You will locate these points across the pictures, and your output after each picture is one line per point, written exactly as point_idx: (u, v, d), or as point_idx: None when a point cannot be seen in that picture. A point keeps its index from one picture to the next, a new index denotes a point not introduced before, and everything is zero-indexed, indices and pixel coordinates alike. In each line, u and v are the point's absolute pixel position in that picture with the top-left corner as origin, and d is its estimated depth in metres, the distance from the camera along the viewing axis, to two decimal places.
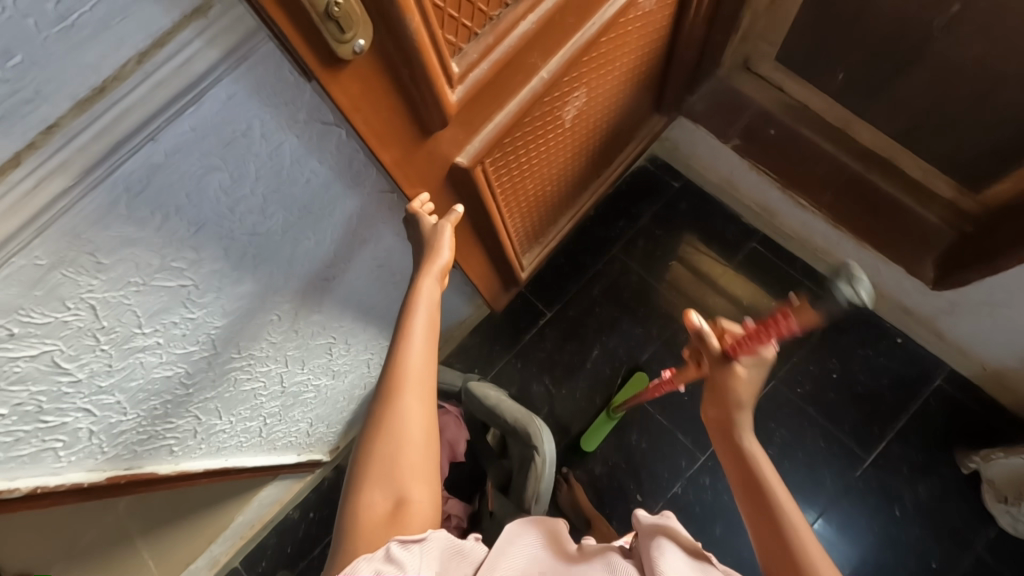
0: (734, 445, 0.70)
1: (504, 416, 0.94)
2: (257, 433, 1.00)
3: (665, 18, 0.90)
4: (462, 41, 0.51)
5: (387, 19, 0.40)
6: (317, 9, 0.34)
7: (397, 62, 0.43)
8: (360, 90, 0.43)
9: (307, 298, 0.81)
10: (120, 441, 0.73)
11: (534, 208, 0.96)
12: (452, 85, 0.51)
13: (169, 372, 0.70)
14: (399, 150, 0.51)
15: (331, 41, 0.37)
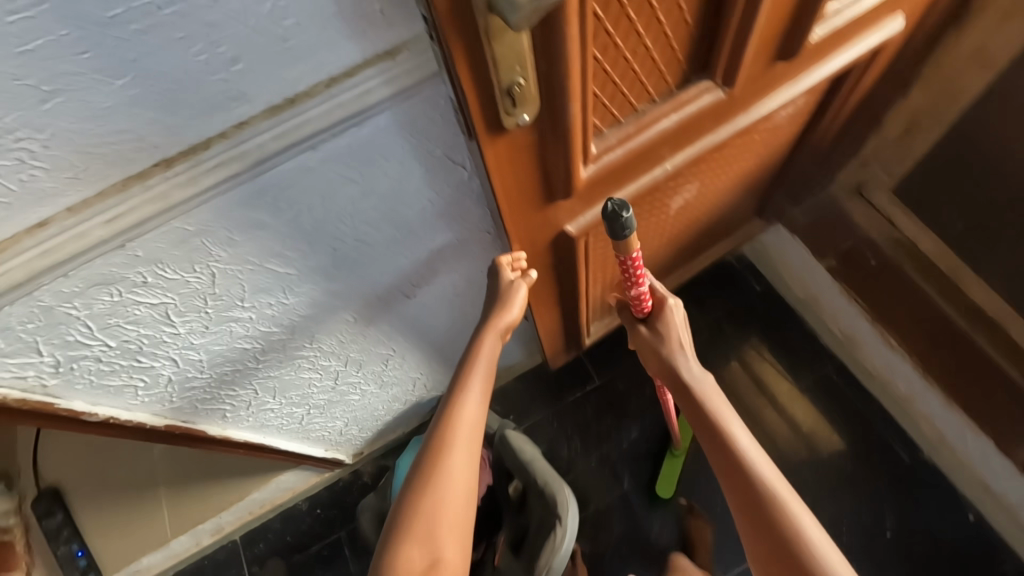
0: (697, 407, 0.72)
1: (535, 475, 0.92)
2: (298, 420, 1.03)
3: (791, 133, 0.91)
4: (606, 125, 0.54)
5: (552, 101, 0.44)
6: (501, 84, 0.38)
7: (547, 135, 0.47)
8: (507, 152, 0.46)
9: (384, 309, 0.84)
10: (188, 396, 0.78)
11: (616, 280, 0.97)
12: (585, 162, 0.54)
13: (249, 346, 0.75)
14: (518, 207, 0.55)
15: (502, 110, 0.41)
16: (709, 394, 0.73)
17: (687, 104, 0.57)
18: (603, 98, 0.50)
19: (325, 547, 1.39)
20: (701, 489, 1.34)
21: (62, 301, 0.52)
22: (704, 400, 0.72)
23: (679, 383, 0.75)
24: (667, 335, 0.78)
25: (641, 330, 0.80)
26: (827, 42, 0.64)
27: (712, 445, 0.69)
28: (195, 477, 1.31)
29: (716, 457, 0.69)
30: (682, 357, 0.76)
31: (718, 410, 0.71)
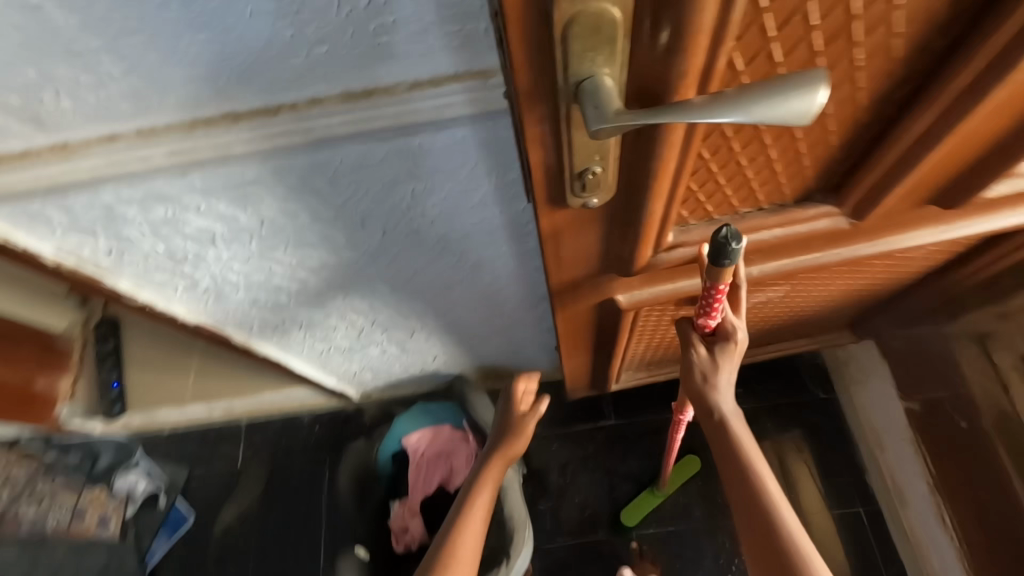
0: (722, 435, 0.60)
1: (502, 504, 0.89)
2: (318, 352, 1.07)
3: (924, 265, 0.78)
4: (693, 218, 0.48)
5: (632, 191, 0.39)
6: (572, 168, 0.34)
7: (618, 218, 0.42)
8: (570, 225, 0.42)
9: (422, 290, 0.84)
10: (221, 306, 0.82)
11: (662, 345, 0.90)
12: (656, 249, 0.48)
13: (286, 284, 0.77)
14: (570, 268, 0.51)
15: (571, 189, 0.36)
16: (736, 425, 0.60)
17: (796, 223, 0.50)
18: (697, 195, 0.44)
19: (309, 463, 1.47)
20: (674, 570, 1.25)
21: (122, 203, 0.55)
22: (732, 434, 0.59)
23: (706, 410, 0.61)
24: (723, 369, 0.59)
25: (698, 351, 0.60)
26: (1005, 199, 0.52)
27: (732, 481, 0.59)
28: (224, 368, 1.45)
29: (733, 488, 0.58)
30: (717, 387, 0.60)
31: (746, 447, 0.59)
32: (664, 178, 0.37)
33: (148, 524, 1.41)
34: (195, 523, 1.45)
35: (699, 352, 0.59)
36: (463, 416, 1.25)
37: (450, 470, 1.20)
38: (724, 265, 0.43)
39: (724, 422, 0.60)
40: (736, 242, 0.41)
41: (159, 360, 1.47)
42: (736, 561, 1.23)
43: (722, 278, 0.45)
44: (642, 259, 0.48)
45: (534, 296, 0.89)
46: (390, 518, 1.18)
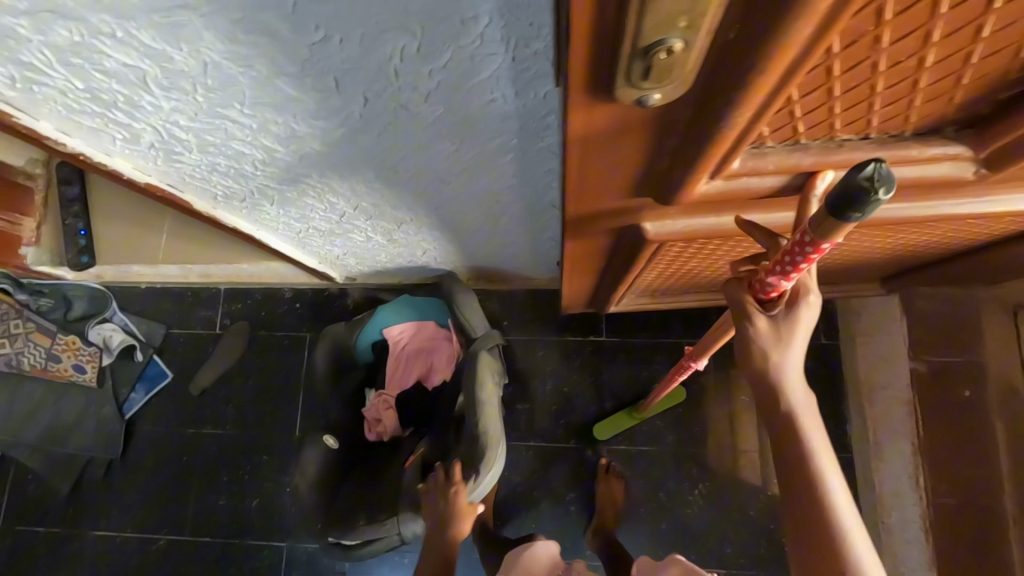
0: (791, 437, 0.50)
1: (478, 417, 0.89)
2: (295, 231, 0.97)
3: (1004, 228, 0.66)
4: (773, 139, 0.35)
5: (714, 89, 0.26)
6: (637, 42, 0.22)
7: (680, 127, 0.30)
8: (609, 130, 0.30)
9: (411, 179, 0.72)
10: (173, 168, 0.70)
11: (677, 277, 0.81)
12: (712, 177, 0.36)
13: (248, 153, 0.64)
14: (596, 185, 0.39)
15: (624, 76, 0.24)
16: (807, 420, 0.50)
17: (903, 163, 0.38)
18: (795, 108, 0.32)
19: (288, 339, 1.44)
20: (638, 486, 1.27)
21: (7, 13, 0.41)
22: (803, 434, 0.49)
23: (774, 399, 0.51)
24: (786, 342, 0.50)
25: (758, 323, 0.50)
26: None
27: (787, 490, 0.50)
28: (197, 230, 1.34)
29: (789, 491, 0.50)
30: (786, 371, 0.50)
31: (818, 455, 0.49)
32: (767, 80, 0.25)
33: (127, 374, 1.43)
34: (172, 380, 1.46)
35: (757, 322, 0.50)
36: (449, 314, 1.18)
37: (427, 368, 1.16)
38: (846, 219, 0.32)
39: (790, 416, 0.50)
40: (883, 190, 0.30)
41: (129, 214, 1.36)
42: (700, 485, 1.26)
43: (832, 235, 0.34)
44: (693, 185, 0.37)
45: (540, 200, 0.77)
46: (364, 407, 1.17)
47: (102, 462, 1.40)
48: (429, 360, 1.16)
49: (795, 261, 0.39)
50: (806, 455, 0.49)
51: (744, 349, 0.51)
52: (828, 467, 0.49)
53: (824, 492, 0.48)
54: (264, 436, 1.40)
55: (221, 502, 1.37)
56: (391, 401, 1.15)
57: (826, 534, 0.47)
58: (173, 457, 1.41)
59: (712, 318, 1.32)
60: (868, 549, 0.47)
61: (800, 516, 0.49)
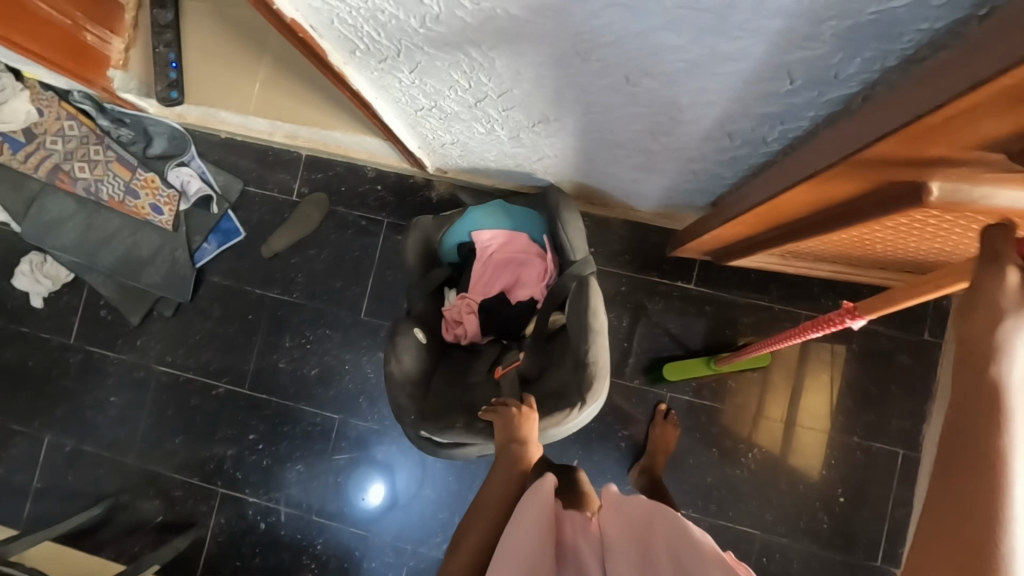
0: (988, 406, 0.41)
1: (587, 346, 0.92)
2: (418, 107, 0.88)
3: None
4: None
5: None
6: None
7: None
8: None
9: (590, 73, 0.62)
10: (330, 5, 0.61)
11: (840, 244, 0.74)
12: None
13: (428, 3, 0.55)
14: (968, 109, 0.34)
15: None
16: (1015, 399, 0.41)
17: None
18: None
19: (365, 219, 1.39)
20: (692, 436, 1.27)
21: None
22: (1003, 413, 0.40)
23: (984, 361, 0.42)
24: None
25: (1009, 277, 0.42)
26: None
27: (943, 464, 0.42)
28: (291, 81, 1.25)
29: (957, 452, 0.41)
30: (1015, 342, 0.41)
31: (1012, 432, 0.40)
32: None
33: (200, 224, 1.42)
34: (243, 239, 1.43)
35: (1007, 276, 0.42)
36: (545, 231, 1.13)
37: (516, 279, 1.13)
38: None
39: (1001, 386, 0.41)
40: None
41: (221, 51, 1.27)
42: (755, 449, 1.25)
43: None
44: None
45: (720, 128, 0.67)
46: (447, 305, 1.15)
47: (171, 303, 1.42)
48: (517, 274, 1.12)
49: None
50: (994, 436, 0.40)
51: (969, 303, 0.43)
52: (1016, 455, 0.40)
53: (1000, 479, 0.39)
54: (331, 311, 1.40)
55: (282, 364, 1.40)
56: (476, 307, 1.13)
57: (983, 502, 0.39)
58: (239, 311, 1.42)
59: (813, 288, 1.24)
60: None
61: (954, 494, 0.41)
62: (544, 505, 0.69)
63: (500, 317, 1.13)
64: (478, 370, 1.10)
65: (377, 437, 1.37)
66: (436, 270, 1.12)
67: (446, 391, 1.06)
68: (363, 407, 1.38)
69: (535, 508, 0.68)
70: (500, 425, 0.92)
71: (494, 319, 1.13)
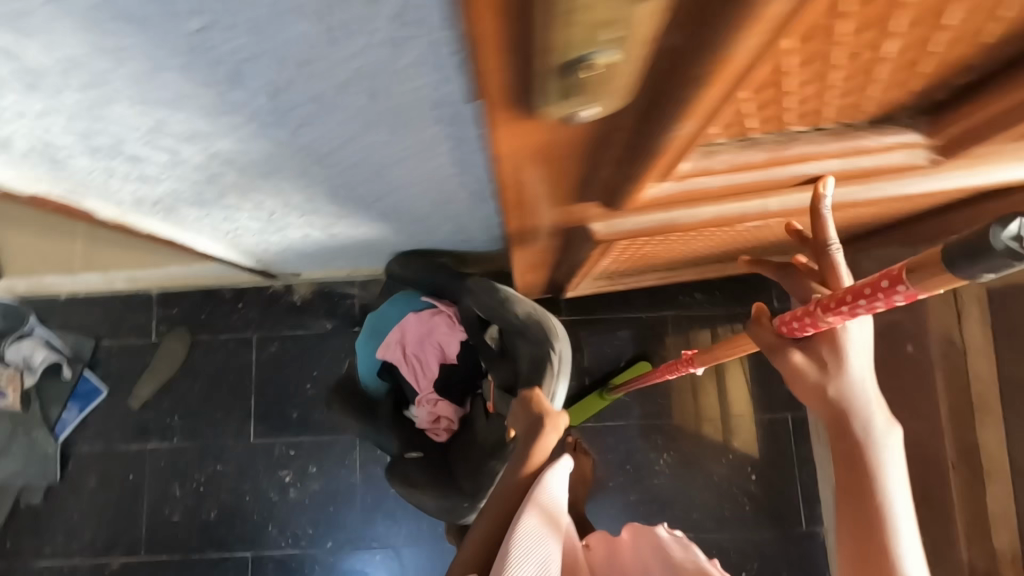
0: (855, 448, 0.51)
1: (512, 310, 0.92)
2: (224, 232, 0.89)
3: (922, 205, 0.72)
4: (723, 136, 0.33)
5: (661, 105, 0.23)
6: (554, 59, 0.17)
7: (612, 141, 0.27)
8: (538, 142, 0.26)
9: (343, 176, 0.66)
10: (66, 174, 0.62)
11: (635, 260, 0.80)
12: (662, 178, 0.33)
13: (150, 154, 0.57)
14: (532, 197, 0.37)
15: (542, 94, 0.20)
16: (876, 436, 0.51)
17: (859, 154, 0.37)
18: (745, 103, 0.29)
19: (233, 340, 1.36)
20: (606, 460, 1.28)
21: None
22: (869, 452, 0.50)
23: (844, 419, 0.51)
24: (833, 368, 0.51)
25: (795, 357, 0.53)
26: None
27: (843, 497, 0.52)
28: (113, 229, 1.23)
29: (852, 487, 0.51)
30: (853, 394, 0.51)
31: (881, 463, 0.51)
32: (713, 88, 0.21)
33: (55, 394, 1.33)
34: (108, 395, 1.35)
35: (793, 357, 0.53)
36: (422, 292, 1.13)
37: (443, 351, 1.10)
38: (973, 273, 0.34)
39: (854, 429, 0.51)
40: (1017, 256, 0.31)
41: (30, 216, 1.23)
42: (665, 455, 1.28)
43: (933, 284, 0.37)
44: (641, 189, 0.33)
45: (483, 187, 0.72)
46: (417, 419, 1.13)
47: (39, 488, 1.30)
48: (435, 342, 1.09)
49: (874, 303, 0.41)
50: (868, 472, 0.50)
51: (795, 377, 0.53)
52: (887, 475, 0.51)
53: (880, 497, 0.50)
54: (218, 443, 1.33)
55: (176, 516, 1.30)
56: (435, 393, 1.11)
57: (875, 521, 0.50)
58: (118, 474, 1.32)
59: (668, 289, 1.33)
60: (908, 536, 0.50)
61: (865, 523, 0.51)
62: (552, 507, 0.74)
63: (458, 385, 1.11)
64: (480, 427, 1.05)
65: (295, 563, 1.28)
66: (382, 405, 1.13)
67: (466, 465, 1.03)
68: (274, 536, 1.29)
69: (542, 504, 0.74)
70: (516, 413, 0.81)
71: (458, 388, 1.11)
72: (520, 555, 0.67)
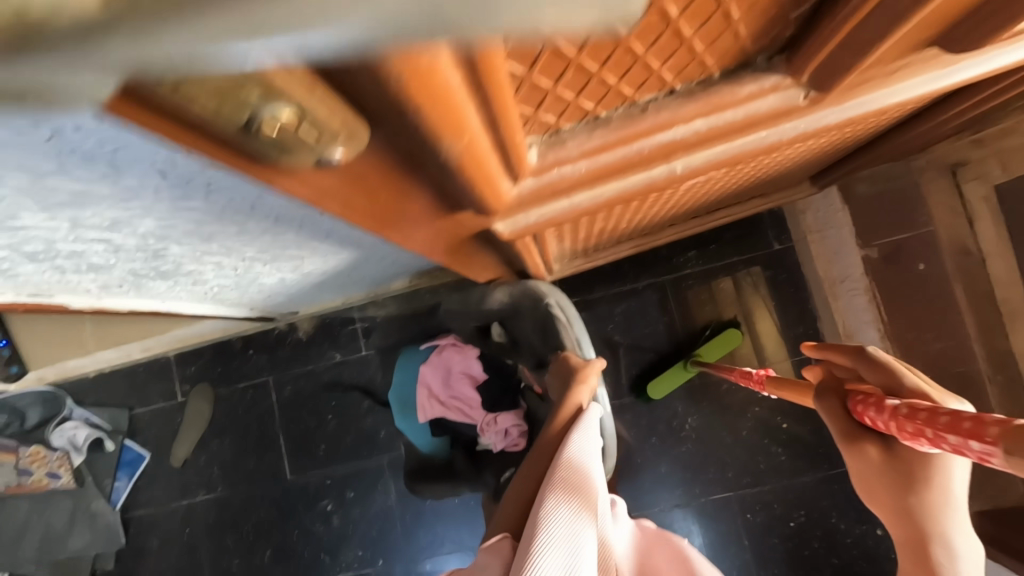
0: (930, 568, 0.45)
1: (489, 305, 0.90)
2: (202, 294, 0.91)
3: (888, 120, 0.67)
4: (567, 122, 0.32)
5: (417, 124, 0.21)
6: (223, 133, 0.17)
7: (423, 158, 0.25)
8: (339, 184, 0.25)
9: (277, 224, 0.66)
10: (21, 280, 0.64)
11: (597, 236, 0.78)
12: (514, 175, 0.32)
13: (86, 248, 0.58)
14: (405, 225, 0.36)
15: (267, 152, 0.19)
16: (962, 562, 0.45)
17: (721, 110, 0.34)
18: (555, 93, 0.28)
19: (251, 386, 1.40)
20: (630, 435, 1.27)
21: None
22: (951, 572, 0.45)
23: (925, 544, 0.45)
24: (917, 486, 0.45)
25: (871, 451, 0.47)
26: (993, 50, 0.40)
27: None
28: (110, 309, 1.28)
29: None
30: (939, 511, 0.45)
31: None
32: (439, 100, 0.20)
33: (104, 467, 1.41)
34: (152, 459, 1.43)
35: (869, 452, 0.47)
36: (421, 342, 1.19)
37: (469, 376, 1.12)
38: None
39: (929, 546, 0.45)
40: None
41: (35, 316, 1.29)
42: (690, 419, 1.26)
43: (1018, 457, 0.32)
44: (497, 194, 0.33)
45: None
46: (493, 444, 1.11)
47: (110, 555, 1.39)
48: (456, 371, 1.12)
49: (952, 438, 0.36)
50: None
51: (864, 478, 0.48)
52: None
53: None
54: (259, 485, 1.38)
55: (235, 560, 1.37)
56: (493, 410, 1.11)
57: None
58: (176, 530, 1.40)
59: (661, 253, 1.28)
60: None
61: None
62: (575, 471, 0.65)
63: (503, 394, 1.11)
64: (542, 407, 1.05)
65: None
66: (457, 455, 1.16)
67: None
68: (328, 562, 1.34)
69: (570, 469, 0.64)
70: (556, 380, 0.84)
71: (506, 398, 1.12)
72: (555, 536, 0.54)
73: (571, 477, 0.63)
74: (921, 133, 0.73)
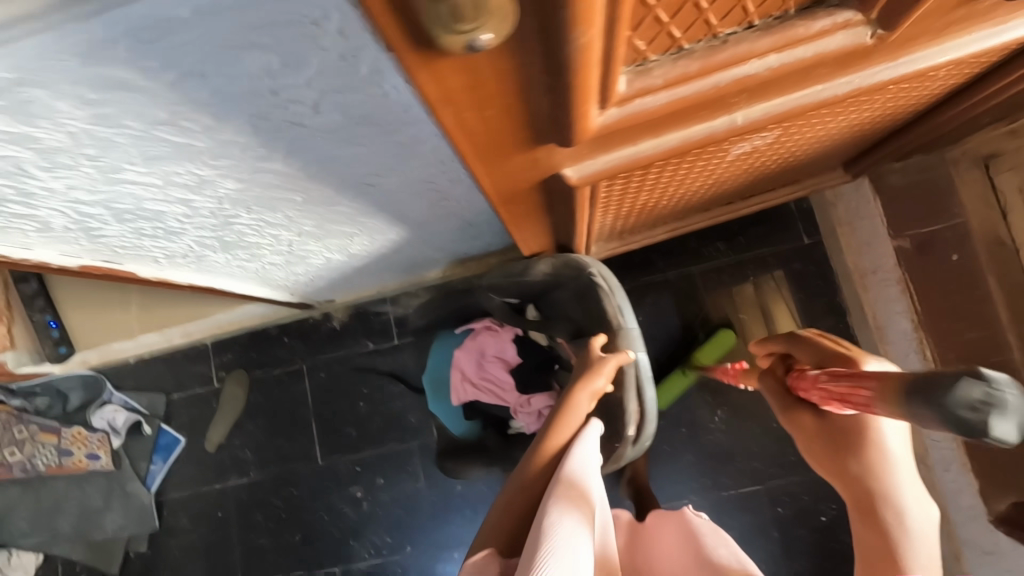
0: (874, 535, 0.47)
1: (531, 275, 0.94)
2: (252, 271, 0.95)
3: (924, 100, 0.70)
4: (654, 52, 0.34)
5: (548, 21, 0.24)
6: None
7: (538, 69, 0.29)
8: (462, 85, 0.29)
9: (339, 192, 0.69)
10: (100, 242, 0.68)
11: (637, 211, 0.81)
12: (603, 104, 0.35)
13: (167, 209, 0.62)
14: (491, 153, 0.40)
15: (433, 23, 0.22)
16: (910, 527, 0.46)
17: (795, 45, 0.36)
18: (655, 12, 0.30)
19: (285, 372, 1.43)
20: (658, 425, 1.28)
21: None
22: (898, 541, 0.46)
23: (871, 509, 0.47)
24: (861, 457, 0.48)
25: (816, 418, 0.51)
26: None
27: None
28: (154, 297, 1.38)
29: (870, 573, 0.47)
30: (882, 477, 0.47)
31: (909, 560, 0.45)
32: None
33: (140, 450, 1.44)
34: (186, 443, 1.46)
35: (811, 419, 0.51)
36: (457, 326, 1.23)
37: (503, 359, 1.17)
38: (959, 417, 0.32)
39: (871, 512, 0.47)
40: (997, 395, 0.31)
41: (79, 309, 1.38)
42: (719, 410, 1.26)
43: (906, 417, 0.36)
44: (585, 117, 0.34)
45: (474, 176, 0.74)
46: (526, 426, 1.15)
47: (143, 537, 1.42)
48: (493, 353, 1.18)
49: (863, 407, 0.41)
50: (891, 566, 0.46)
51: (812, 450, 0.51)
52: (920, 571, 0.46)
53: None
54: (290, 471, 1.41)
55: (265, 544, 1.39)
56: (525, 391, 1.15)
57: None
58: (208, 513, 1.42)
59: (690, 246, 1.31)
60: None
61: None
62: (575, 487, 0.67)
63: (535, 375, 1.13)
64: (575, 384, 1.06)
65: (380, 572, 1.34)
66: (488, 436, 1.18)
67: None
68: (356, 548, 1.36)
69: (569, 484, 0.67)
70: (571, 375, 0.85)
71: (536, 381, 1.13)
72: (559, 547, 0.57)
73: (573, 488, 0.66)
74: (958, 116, 0.75)
